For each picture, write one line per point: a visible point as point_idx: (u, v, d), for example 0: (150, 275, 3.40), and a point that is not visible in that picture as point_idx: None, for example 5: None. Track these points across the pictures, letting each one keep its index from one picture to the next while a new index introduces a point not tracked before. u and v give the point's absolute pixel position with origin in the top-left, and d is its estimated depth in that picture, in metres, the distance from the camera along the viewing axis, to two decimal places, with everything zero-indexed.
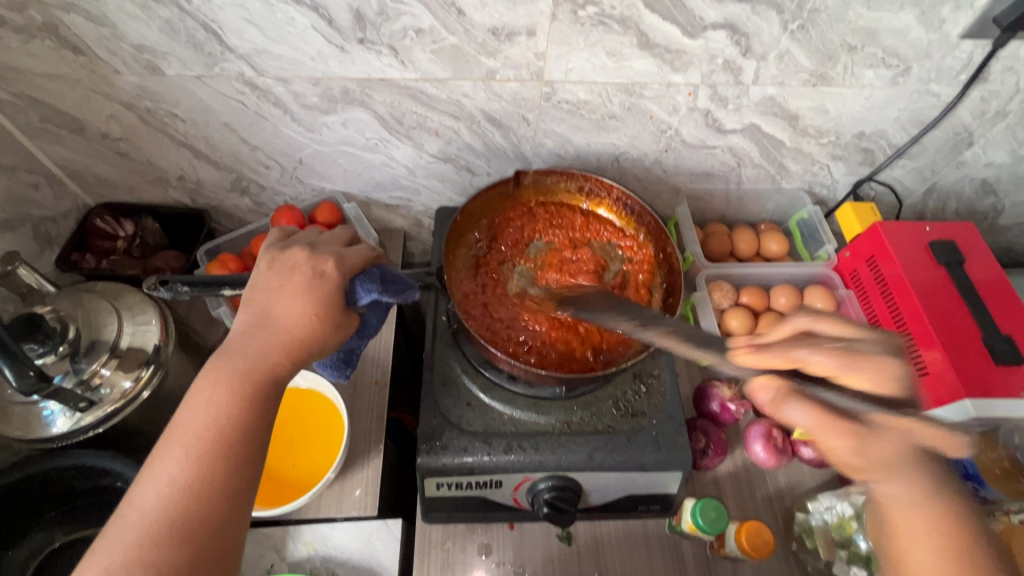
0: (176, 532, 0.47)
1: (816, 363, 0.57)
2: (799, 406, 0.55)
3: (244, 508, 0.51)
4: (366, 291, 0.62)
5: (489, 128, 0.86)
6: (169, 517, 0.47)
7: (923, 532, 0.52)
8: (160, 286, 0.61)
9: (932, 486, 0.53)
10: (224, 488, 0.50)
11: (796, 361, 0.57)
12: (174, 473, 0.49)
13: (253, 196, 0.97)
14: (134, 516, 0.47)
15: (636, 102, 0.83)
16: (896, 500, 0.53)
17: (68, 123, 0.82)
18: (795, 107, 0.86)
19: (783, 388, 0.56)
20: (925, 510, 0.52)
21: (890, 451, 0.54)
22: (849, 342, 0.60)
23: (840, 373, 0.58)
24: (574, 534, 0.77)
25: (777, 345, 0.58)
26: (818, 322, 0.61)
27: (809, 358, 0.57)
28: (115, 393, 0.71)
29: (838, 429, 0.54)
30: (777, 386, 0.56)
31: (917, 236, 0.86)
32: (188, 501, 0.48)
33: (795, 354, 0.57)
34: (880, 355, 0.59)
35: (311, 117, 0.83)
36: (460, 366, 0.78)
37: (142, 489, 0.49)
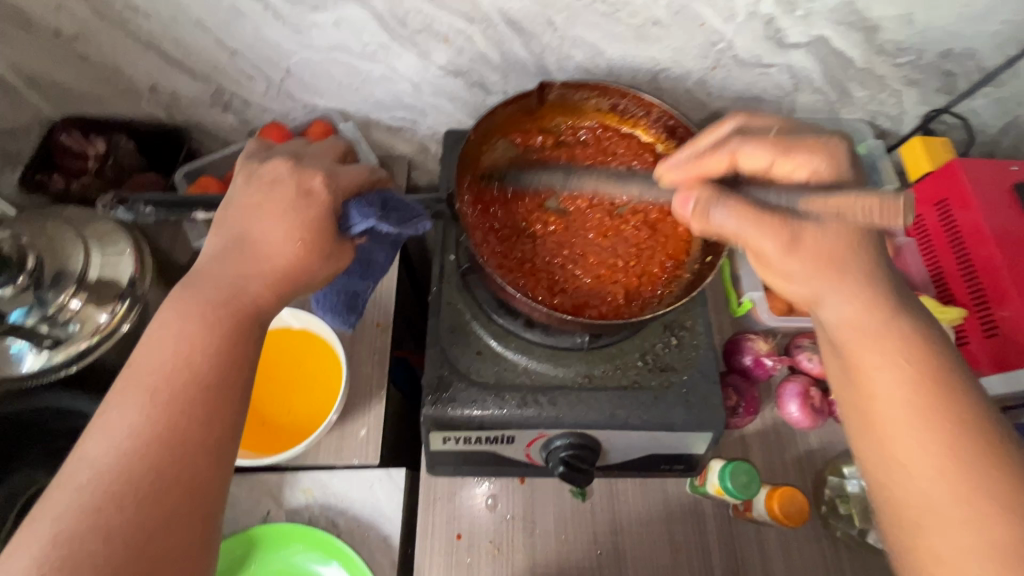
0: (140, 490, 0.40)
1: (747, 157, 0.54)
2: (728, 211, 0.48)
3: (224, 461, 0.44)
4: (363, 217, 0.52)
5: (508, 34, 0.73)
6: (130, 472, 0.41)
7: (886, 364, 0.47)
8: (120, 205, 0.55)
9: (899, 323, 0.48)
10: (198, 439, 0.43)
11: (728, 160, 0.55)
12: (137, 422, 0.42)
13: (237, 112, 0.85)
14: (87, 472, 0.40)
15: (685, 5, 0.69)
16: (866, 331, 0.48)
17: (13, 16, 0.70)
18: (875, 15, 0.72)
19: (709, 198, 0.49)
20: (901, 346, 0.47)
21: (841, 262, 0.48)
22: (790, 137, 0.54)
23: (779, 159, 0.53)
24: (589, 491, 0.73)
25: (700, 151, 0.56)
26: (753, 119, 0.58)
27: (737, 153, 0.54)
28: (88, 328, 0.64)
29: (767, 227, 0.48)
30: (701, 194, 0.49)
31: (1003, 177, 0.74)
32: (154, 455, 0.41)
33: (726, 146, 0.55)
34: (826, 141, 0.53)
35: (297, 14, 0.70)
36: (470, 311, 0.70)
37: (97, 441, 0.42)
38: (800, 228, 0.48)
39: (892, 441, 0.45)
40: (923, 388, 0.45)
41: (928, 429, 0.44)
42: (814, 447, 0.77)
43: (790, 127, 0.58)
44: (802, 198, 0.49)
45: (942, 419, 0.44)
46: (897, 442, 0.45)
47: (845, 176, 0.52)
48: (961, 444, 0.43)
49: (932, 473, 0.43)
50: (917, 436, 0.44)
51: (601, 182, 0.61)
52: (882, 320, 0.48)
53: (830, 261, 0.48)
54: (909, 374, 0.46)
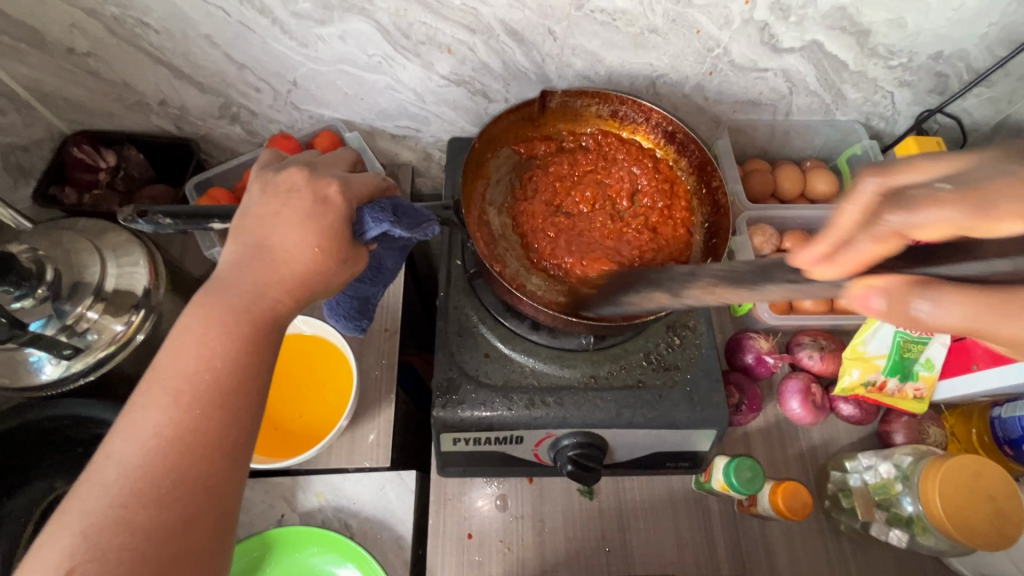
0: (165, 489, 0.41)
1: (932, 227, 0.36)
2: (936, 299, 0.37)
3: (241, 464, 0.46)
4: (376, 223, 0.54)
5: (510, 44, 0.75)
6: (154, 472, 0.42)
7: None
8: (137, 219, 0.54)
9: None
10: (219, 442, 0.44)
11: (900, 238, 0.37)
12: (161, 423, 0.43)
13: (244, 124, 0.87)
14: (112, 470, 0.41)
15: (682, 13, 0.71)
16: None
17: (26, 35, 0.72)
18: (868, 20, 0.74)
19: (897, 284, 0.39)
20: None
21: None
22: (972, 177, 0.37)
23: (983, 223, 0.35)
24: (596, 489, 0.74)
25: (856, 232, 0.38)
26: (907, 165, 0.39)
27: (923, 224, 0.36)
28: (104, 339, 0.66)
29: (994, 309, 0.36)
30: (890, 287, 0.39)
31: None
32: (178, 455, 0.43)
33: (896, 227, 0.37)
34: (1014, 170, 0.36)
35: (303, 28, 0.72)
36: (476, 314, 0.71)
37: (121, 441, 0.43)
38: None
39: None
40: None
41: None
42: (816, 443, 0.78)
43: (963, 167, 0.38)
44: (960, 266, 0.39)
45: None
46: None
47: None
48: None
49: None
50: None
51: (726, 288, 0.45)
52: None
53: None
54: None
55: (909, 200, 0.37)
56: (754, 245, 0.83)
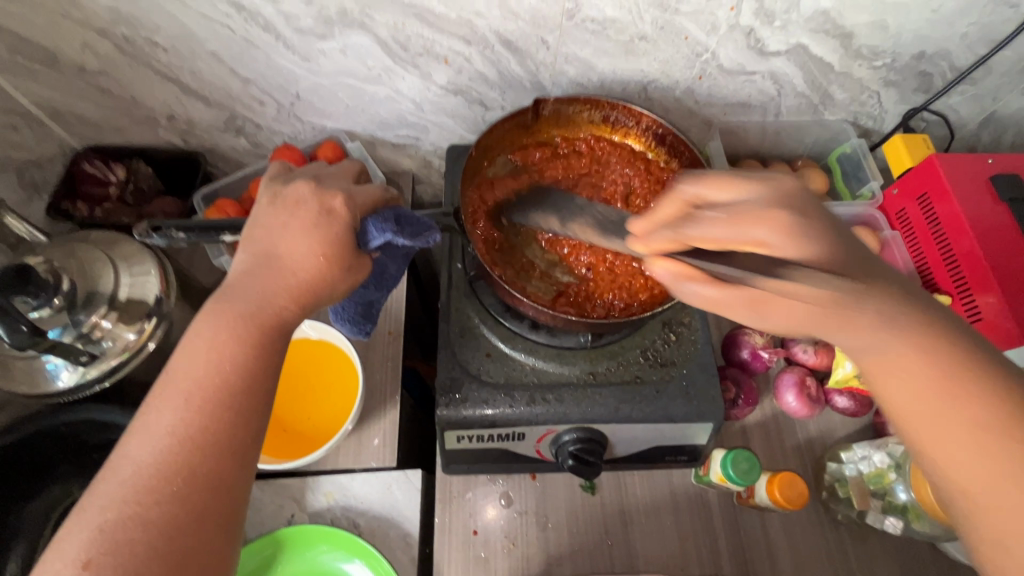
0: (177, 486, 0.43)
1: (702, 237, 0.46)
2: (697, 283, 0.47)
3: (249, 464, 0.48)
4: (380, 233, 0.56)
5: (505, 54, 0.77)
6: (167, 470, 0.44)
7: (945, 388, 0.42)
8: (152, 233, 0.57)
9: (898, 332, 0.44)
10: (228, 442, 0.46)
11: (683, 242, 0.47)
12: (174, 423, 0.45)
13: (249, 136, 0.90)
14: (128, 468, 0.44)
15: (670, 20, 0.74)
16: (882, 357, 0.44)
17: (40, 55, 0.75)
18: (850, 23, 0.76)
19: (678, 269, 0.47)
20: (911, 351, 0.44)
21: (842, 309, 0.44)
22: (739, 205, 0.46)
23: (736, 239, 0.45)
24: (598, 485, 0.76)
25: (662, 233, 0.48)
26: (713, 182, 0.48)
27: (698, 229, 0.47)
28: (118, 346, 0.68)
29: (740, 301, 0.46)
30: (677, 269, 0.47)
31: (979, 169, 0.78)
32: (190, 454, 0.45)
33: (683, 234, 0.47)
34: (769, 206, 0.46)
35: (305, 43, 0.75)
36: (478, 316, 0.73)
37: (136, 441, 0.45)
38: (803, 296, 0.45)
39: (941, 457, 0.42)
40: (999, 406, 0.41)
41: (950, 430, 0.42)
42: (813, 435, 0.80)
43: (757, 182, 0.47)
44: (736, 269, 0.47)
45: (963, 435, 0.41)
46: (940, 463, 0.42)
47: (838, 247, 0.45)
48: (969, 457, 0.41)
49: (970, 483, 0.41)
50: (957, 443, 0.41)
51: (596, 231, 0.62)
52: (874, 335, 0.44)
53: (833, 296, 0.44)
54: (965, 389, 0.42)
55: (697, 217, 0.47)
56: None
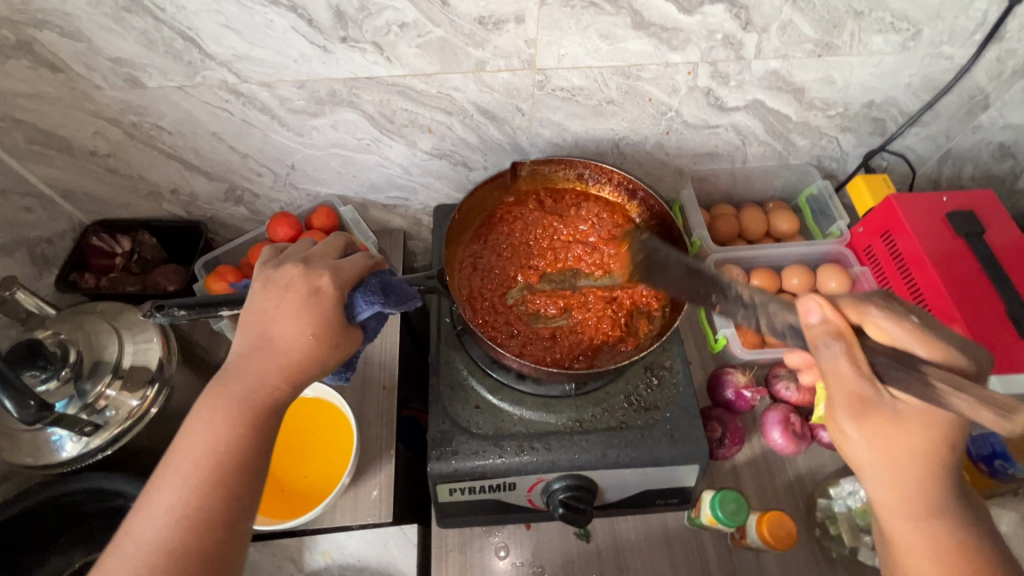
0: (172, 564, 0.46)
1: (882, 330, 0.50)
2: (839, 348, 0.50)
3: (241, 537, 0.50)
4: (368, 304, 0.59)
5: (483, 121, 0.83)
6: (166, 548, 0.46)
7: (920, 541, 0.51)
8: (156, 312, 0.60)
9: (918, 464, 0.50)
10: (221, 520, 0.49)
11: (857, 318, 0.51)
12: (173, 502, 0.48)
13: (248, 204, 0.95)
14: (131, 546, 0.47)
15: (633, 85, 0.80)
16: (890, 456, 0.50)
17: (54, 143, 0.80)
18: (800, 80, 0.82)
19: (834, 325, 0.51)
20: (918, 486, 0.51)
21: (911, 448, 0.50)
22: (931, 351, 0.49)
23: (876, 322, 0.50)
24: (592, 531, 0.76)
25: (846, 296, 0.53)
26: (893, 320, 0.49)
27: (879, 322, 0.50)
28: (121, 414, 0.71)
29: (851, 392, 0.50)
30: (833, 321, 0.51)
31: (936, 208, 0.83)
32: (187, 532, 0.47)
33: (863, 310, 0.51)
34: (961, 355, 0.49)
35: (299, 121, 0.81)
36: (466, 367, 0.76)
37: (140, 518, 0.48)
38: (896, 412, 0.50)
39: None
40: None
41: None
42: (803, 471, 0.81)
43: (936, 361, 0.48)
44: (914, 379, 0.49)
45: (940, 533, 0.51)
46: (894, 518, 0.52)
47: (898, 442, 0.50)
48: (939, 547, 0.50)
49: (920, 544, 0.51)
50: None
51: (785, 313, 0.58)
52: (909, 459, 0.50)
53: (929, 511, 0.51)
54: None
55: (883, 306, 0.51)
56: None
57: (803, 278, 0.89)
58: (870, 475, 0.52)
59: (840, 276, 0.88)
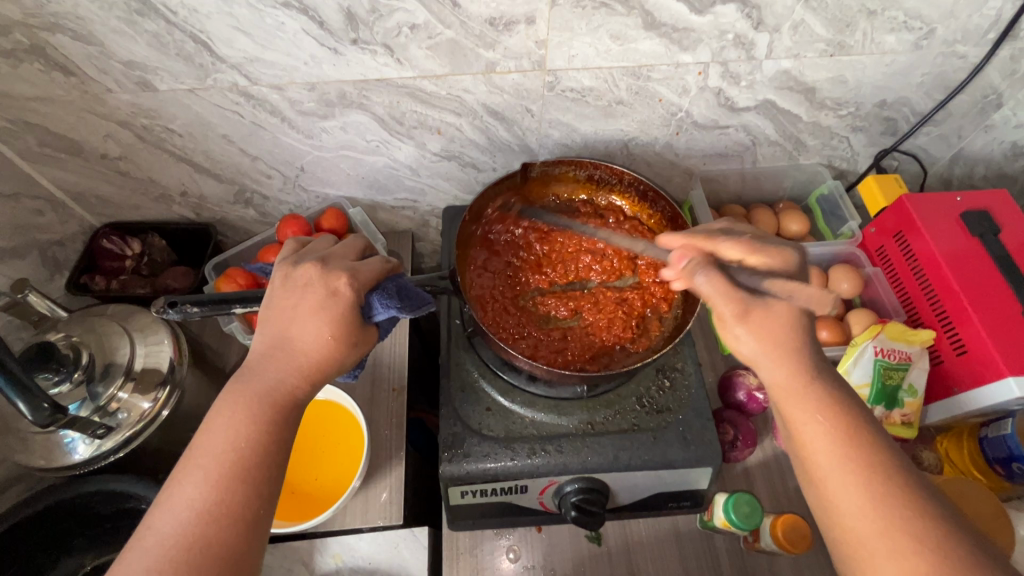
0: (190, 558, 0.45)
1: (730, 247, 0.58)
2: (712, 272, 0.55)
3: (259, 535, 0.49)
4: (384, 308, 0.59)
5: (493, 122, 0.83)
6: (186, 542, 0.46)
7: (819, 426, 0.50)
8: (169, 308, 0.61)
9: (802, 337, 0.53)
10: (240, 515, 0.48)
11: (711, 245, 0.59)
12: (193, 497, 0.48)
13: (257, 207, 0.96)
14: (151, 539, 0.46)
15: (643, 86, 0.80)
16: (777, 329, 0.53)
17: (65, 146, 0.81)
18: (812, 79, 0.82)
19: (699, 260, 0.56)
20: (808, 357, 0.53)
21: (785, 334, 0.53)
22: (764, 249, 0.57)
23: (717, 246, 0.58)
24: (604, 534, 0.76)
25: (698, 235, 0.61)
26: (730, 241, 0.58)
27: (722, 244, 0.59)
28: (133, 416, 0.71)
29: (737, 291, 0.54)
30: (695, 257, 0.57)
31: (949, 208, 0.82)
32: (207, 526, 0.47)
33: (714, 240, 0.59)
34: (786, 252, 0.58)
35: (309, 123, 0.81)
36: (477, 369, 0.76)
37: (160, 513, 0.48)
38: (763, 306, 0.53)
39: (830, 492, 0.48)
40: (902, 500, 0.46)
41: (846, 458, 0.48)
42: None
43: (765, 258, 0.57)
44: (767, 279, 0.56)
45: (835, 415, 0.50)
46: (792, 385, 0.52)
47: (772, 329, 0.53)
48: (835, 415, 0.50)
49: (819, 429, 0.50)
50: (835, 437, 0.49)
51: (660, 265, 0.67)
52: (786, 346, 0.53)
53: (820, 394, 0.51)
54: (858, 476, 0.47)
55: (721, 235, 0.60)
56: None
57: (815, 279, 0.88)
58: (764, 368, 0.53)
59: (852, 277, 0.88)
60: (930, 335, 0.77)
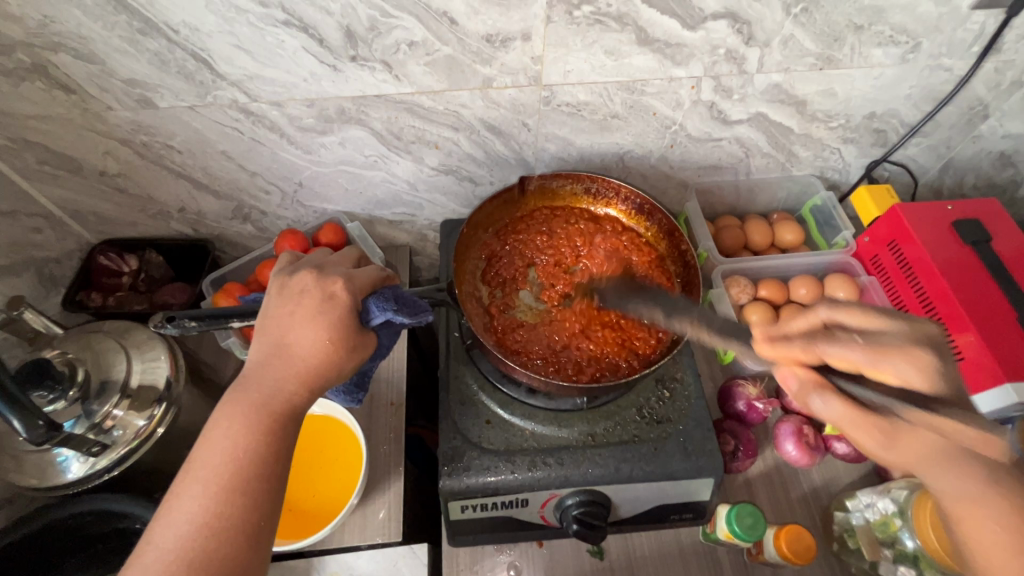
0: (192, 573, 0.45)
1: (839, 357, 0.54)
2: (830, 399, 0.54)
3: (261, 549, 0.48)
4: (380, 311, 0.59)
5: (490, 137, 0.84)
6: (187, 556, 0.45)
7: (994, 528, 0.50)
8: (167, 323, 0.60)
9: (963, 456, 0.53)
10: (241, 528, 0.48)
11: (817, 355, 0.55)
12: (193, 510, 0.47)
13: (255, 222, 0.96)
14: (151, 554, 0.46)
15: (638, 100, 0.81)
16: (922, 454, 0.53)
17: (64, 163, 0.81)
18: (802, 92, 0.83)
19: (810, 380, 0.54)
20: (979, 465, 0.52)
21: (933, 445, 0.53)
22: (875, 339, 0.56)
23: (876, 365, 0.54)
24: (605, 548, 0.75)
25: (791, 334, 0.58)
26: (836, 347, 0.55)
27: (831, 353, 0.55)
28: (129, 434, 0.70)
29: (865, 424, 0.53)
30: (806, 377, 0.54)
31: (939, 216, 0.84)
32: (208, 539, 0.46)
33: (817, 346, 0.55)
34: (907, 345, 0.56)
35: (307, 138, 0.81)
36: (476, 383, 0.76)
37: (161, 527, 0.47)
38: (900, 428, 0.53)
39: None
40: None
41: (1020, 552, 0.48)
42: (817, 484, 0.80)
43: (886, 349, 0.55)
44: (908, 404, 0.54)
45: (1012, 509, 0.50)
46: (956, 497, 0.52)
47: (917, 441, 0.53)
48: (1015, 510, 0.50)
49: (990, 526, 0.50)
50: (1010, 543, 0.49)
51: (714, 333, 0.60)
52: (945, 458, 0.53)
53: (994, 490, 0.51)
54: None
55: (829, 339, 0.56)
56: (731, 296, 0.90)
57: (812, 288, 0.89)
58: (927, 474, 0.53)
59: (848, 287, 0.88)
60: None
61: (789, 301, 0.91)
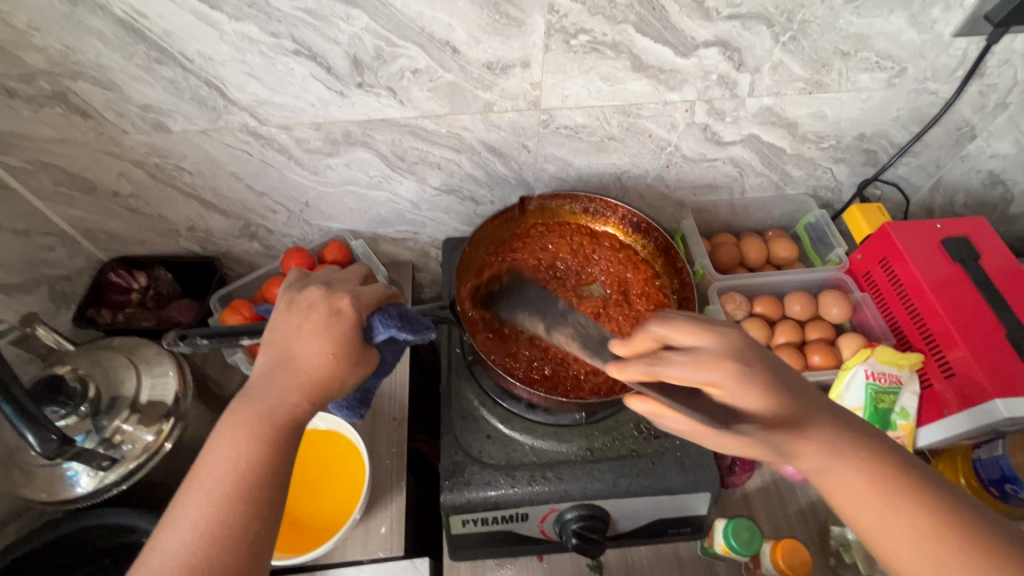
0: None
1: (676, 378, 0.48)
2: (677, 419, 0.49)
3: (260, 557, 0.50)
4: (384, 327, 0.61)
5: (491, 158, 0.87)
6: (190, 563, 0.47)
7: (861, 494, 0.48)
8: (180, 341, 0.62)
9: (810, 433, 0.48)
10: (242, 536, 0.49)
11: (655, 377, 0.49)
12: (197, 517, 0.49)
13: (262, 240, 0.98)
14: (156, 560, 0.47)
15: (633, 123, 0.84)
16: (776, 446, 0.48)
17: (79, 184, 0.84)
18: (793, 115, 0.86)
19: (656, 404, 0.49)
20: (827, 433, 0.49)
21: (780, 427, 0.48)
22: (701, 352, 0.49)
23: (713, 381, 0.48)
24: (605, 563, 0.76)
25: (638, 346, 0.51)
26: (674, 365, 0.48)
27: (661, 371, 0.48)
28: (138, 448, 0.72)
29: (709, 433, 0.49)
30: (653, 402, 0.49)
31: (929, 235, 0.86)
32: (211, 546, 0.48)
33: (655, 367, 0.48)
34: (728, 354, 0.49)
35: (314, 160, 0.84)
36: (477, 397, 0.77)
37: (166, 534, 0.48)
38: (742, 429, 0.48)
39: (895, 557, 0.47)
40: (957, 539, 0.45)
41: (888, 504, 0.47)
42: (814, 499, 0.81)
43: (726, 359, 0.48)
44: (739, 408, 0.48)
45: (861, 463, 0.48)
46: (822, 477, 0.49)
47: (762, 438, 0.48)
48: (866, 461, 0.48)
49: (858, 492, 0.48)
50: (881, 510, 0.47)
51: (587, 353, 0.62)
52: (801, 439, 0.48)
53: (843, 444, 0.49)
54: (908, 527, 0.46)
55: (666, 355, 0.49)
56: (727, 312, 0.92)
57: (805, 305, 0.91)
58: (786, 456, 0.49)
59: (841, 303, 0.90)
60: (917, 358, 0.79)
61: (784, 317, 0.92)
